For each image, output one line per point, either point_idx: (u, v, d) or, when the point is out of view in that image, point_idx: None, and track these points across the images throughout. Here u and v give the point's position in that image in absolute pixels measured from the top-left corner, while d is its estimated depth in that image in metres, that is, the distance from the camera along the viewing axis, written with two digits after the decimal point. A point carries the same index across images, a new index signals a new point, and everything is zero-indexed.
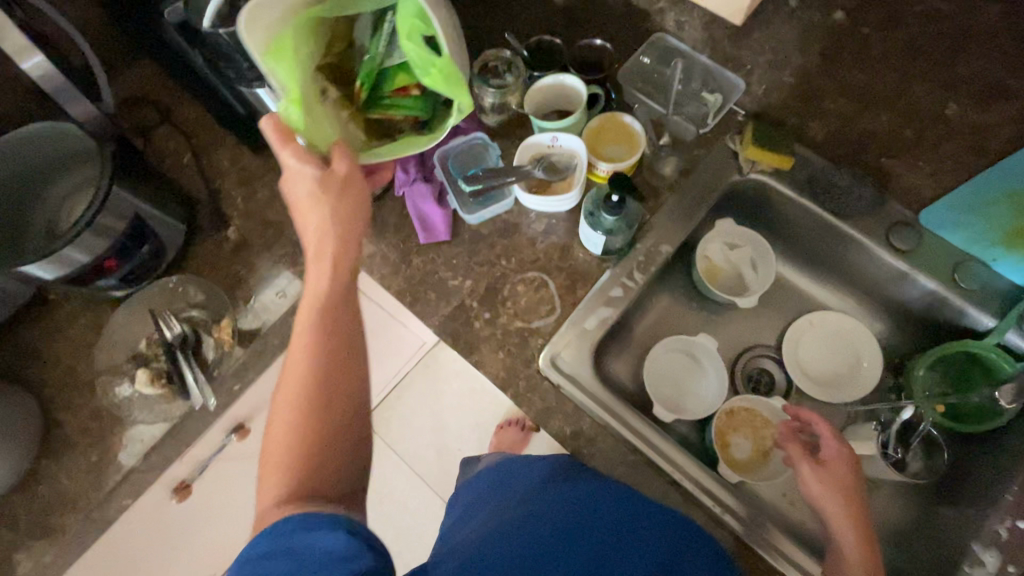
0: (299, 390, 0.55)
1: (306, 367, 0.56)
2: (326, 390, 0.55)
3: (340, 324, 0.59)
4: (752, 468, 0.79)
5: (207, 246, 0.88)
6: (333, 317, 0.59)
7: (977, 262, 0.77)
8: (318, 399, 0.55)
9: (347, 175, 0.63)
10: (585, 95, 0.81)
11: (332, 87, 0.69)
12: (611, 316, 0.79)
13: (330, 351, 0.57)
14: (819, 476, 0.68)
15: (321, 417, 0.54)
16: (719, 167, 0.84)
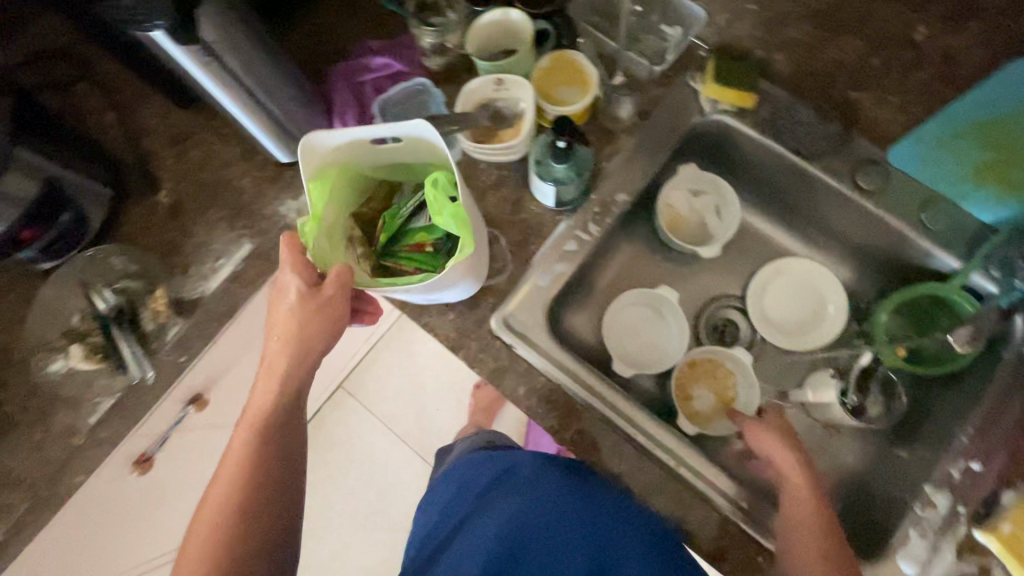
0: (229, 495, 0.57)
1: (241, 473, 0.57)
2: (256, 506, 0.57)
3: (280, 443, 0.60)
4: (715, 420, 0.79)
5: (138, 212, 0.82)
6: (277, 431, 0.60)
7: (946, 200, 0.74)
8: (245, 515, 0.56)
9: (329, 301, 0.60)
10: (530, 30, 0.75)
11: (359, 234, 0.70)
12: (566, 272, 0.76)
13: (266, 463, 0.58)
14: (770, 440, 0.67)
15: (247, 534, 0.56)
16: (679, 107, 0.79)
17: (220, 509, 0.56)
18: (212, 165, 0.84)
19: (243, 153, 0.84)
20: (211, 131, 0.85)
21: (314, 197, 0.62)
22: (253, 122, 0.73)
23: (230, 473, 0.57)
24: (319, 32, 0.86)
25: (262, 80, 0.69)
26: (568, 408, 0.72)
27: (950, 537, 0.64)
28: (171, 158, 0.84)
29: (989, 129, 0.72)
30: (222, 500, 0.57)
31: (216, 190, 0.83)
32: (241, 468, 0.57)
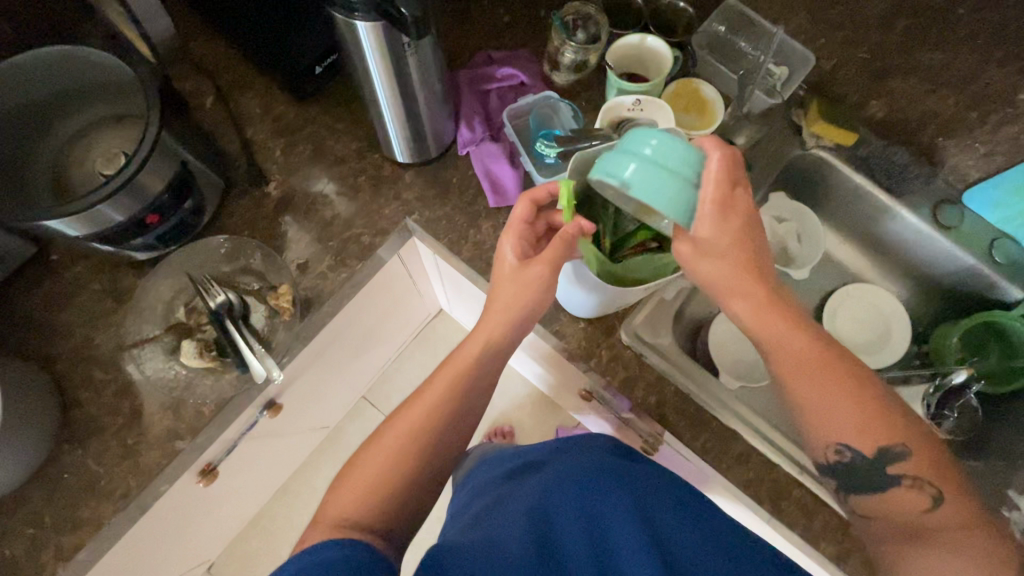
0: (410, 430, 0.62)
1: (430, 414, 0.63)
2: (436, 445, 0.63)
3: (462, 399, 0.65)
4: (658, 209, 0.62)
5: (246, 204, 0.78)
6: (467, 389, 0.65)
7: (1010, 239, 0.84)
8: (417, 449, 0.62)
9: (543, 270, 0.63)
10: (667, 59, 0.78)
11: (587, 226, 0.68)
12: (688, 286, 0.80)
13: (440, 416, 0.63)
14: (716, 270, 0.58)
15: (423, 467, 0.61)
16: (784, 138, 0.86)
17: (388, 441, 0.62)
18: (326, 159, 0.81)
19: (359, 150, 0.82)
20: (325, 125, 0.82)
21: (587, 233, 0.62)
22: (395, 121, 0.73)
23: (418, 414, 0.63)
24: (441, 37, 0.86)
25: (425, 83, 0.70)
26: (697, 418, 0.75)
27: None
28: (280, 149, 0.81)
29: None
30: (405, 433, 0.62)
31: (328, 187, 0.80)
32: (433, 409, 0.63)
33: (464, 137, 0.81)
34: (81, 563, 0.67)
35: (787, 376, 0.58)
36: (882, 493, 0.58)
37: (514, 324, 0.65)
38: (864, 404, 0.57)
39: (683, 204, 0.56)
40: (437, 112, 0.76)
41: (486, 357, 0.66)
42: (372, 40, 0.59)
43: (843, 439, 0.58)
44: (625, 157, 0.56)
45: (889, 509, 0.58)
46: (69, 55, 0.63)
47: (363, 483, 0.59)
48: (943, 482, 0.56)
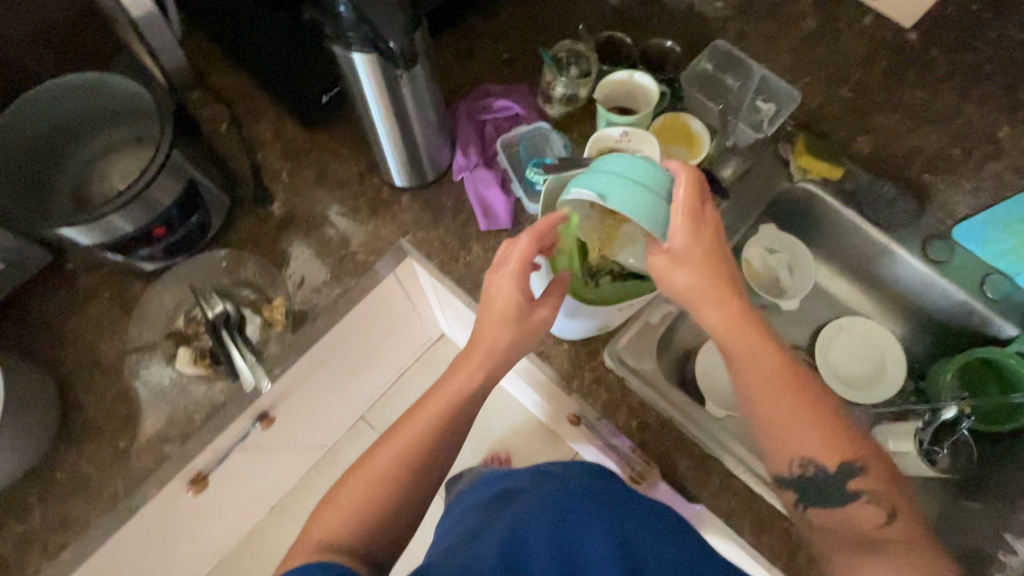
0: (394, 461, 0.62)
1: (414, 446, 0.63)
2: (419, 479, 0.62)
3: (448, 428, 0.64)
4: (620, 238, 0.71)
5: (250, 221, 0.83)
6: (454, 419, 0.64)
7: (1002, 275, 0.84)
8: (401, 483, 0.62)
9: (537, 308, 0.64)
10: (656, 94, 0.81)
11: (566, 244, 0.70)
12: (672, 313, 0.81)
13: (425, 448, 0.63)
14: (690, 280, 0.59)
15: (406, 496, 0.62)
16: (772, 172, 0.88)
17: (373, 470, 0.62)
18: (328, 182, 0.86)
19: (359, 174, 0.86)
20: (329, 150, 0.87)
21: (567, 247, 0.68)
22: (391, 146, 0.77)
23: (402, 445, 0.63)
24: (443, 72, 0.91)
25: (420, 111, 0.75)
26: (679, 444, 0.74)
27: None
28: (285, 172, 0.86)
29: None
30: (389, 464, 0.62)
31: (329, 208, 0.84)
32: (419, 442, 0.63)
33: (459, 164, 0.85)
34: (64, 563, 0.69)
35: (758, 392, 0.59)
36: (842, 507, 0.59)
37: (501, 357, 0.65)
38: (815, 419, 0.59)
39: (657, 217, 0.59)
40: (433, 140, 0.80)
41: (475, 389, 0.65)
42: (369, 69, 0.64)
43: (801, 452, 0.59)
44: (599, 174, 0.60)
45: (845, 522, 0.59)
46: (96, 81, 0.69)
47: (347, 511, 0.60)
48: (903, 508, 0.58)
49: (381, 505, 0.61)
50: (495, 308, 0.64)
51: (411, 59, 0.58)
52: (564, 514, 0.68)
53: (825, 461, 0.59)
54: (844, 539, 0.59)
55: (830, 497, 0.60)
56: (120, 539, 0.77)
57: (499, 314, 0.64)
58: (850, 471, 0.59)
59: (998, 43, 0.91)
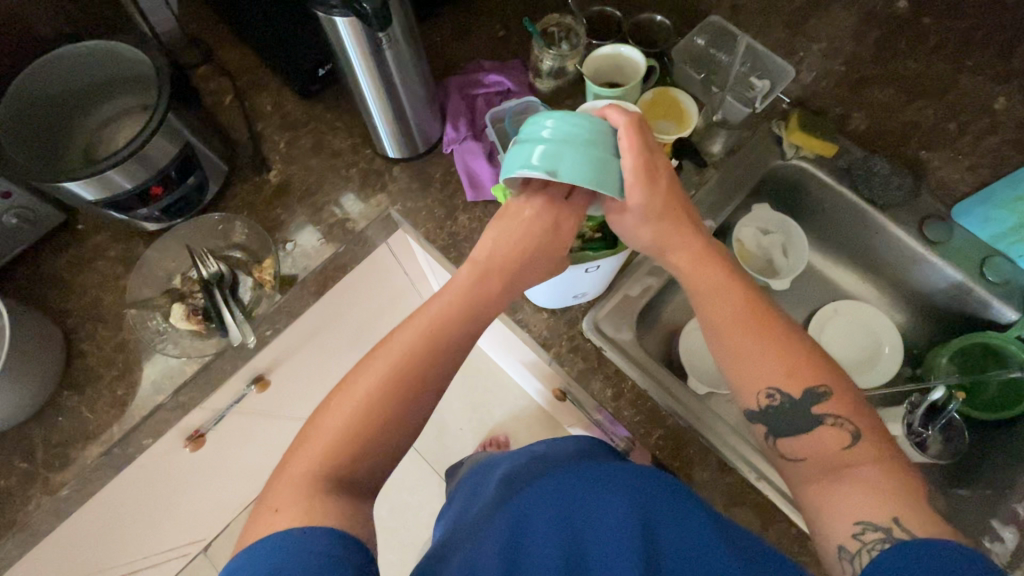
0: (380, 383, 0.54)
1: (394, 367, 0.55)
2: (404, 404, 0.54)
3: (432, 351, 0.56)
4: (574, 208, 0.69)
5: (247, 188, 0.86)
6: (439, 340, 0.57)
7: (1002, 256, 0.81)
8: (384, 407, 0.53)
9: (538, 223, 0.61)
10: (643, 67, 0.81)
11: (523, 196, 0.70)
12: (654, 285, 0.82)
13: (407, 368, 0.55)
14: (658, 231, 0.61)
15: (396, 427, 0.53)
16: (764, 148, 0.87)
17: (353, 399, 0.53)
18: (323, 151, 0.89)
19: (353, 145, 0.89)
20: (325, 121, 0.90)
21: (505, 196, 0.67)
22: (380, 116, 0.79)
23: (384, 368, 0.54)
24: (435, 48, 0.93)
25: (405, 81, 0.76)
26: (653, 414, 0.74)
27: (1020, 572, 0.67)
28: (283, 141, 0.89)
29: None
30: (372, 387, 0.53)
31: (323, 176, 0.87)
32: (400, 360, 0.55)
33: (448, 137, 0.86)
34: (64, 500, 0.73)
35: (721, 326, 0.58)
36: (808, 433, 0.56)
37: (491, 281, 0.61)
38: (782, 349, 0.57)
39: (611, 177, 0.57)
40: (422, 111, 0.82)
41: (463, 313, 0.59)
42: (350, 33, 0.66)
43: (773, 381, 0.57)
44: (535, 145, 0.55)
45: (811, 448, 0.56)
46: (105, 48, 0.73)
47: (327, 442, 0.51)
48: (868, 426, 0.54)
49: (363, 430, 0.52)
50: (501, 232, 0.62)
51: (384, 22, 0.61)
52: (565, 491, 0.59)
53: (789, 388, 0.56)
54: (815, 477, 0.55)
55: (796, 426, 0.57)
56: (118, 485, 0.81)
57: (521, 245, 0.61)
58: (813, 395, 0.56)
59: (998, 12, 0.89)
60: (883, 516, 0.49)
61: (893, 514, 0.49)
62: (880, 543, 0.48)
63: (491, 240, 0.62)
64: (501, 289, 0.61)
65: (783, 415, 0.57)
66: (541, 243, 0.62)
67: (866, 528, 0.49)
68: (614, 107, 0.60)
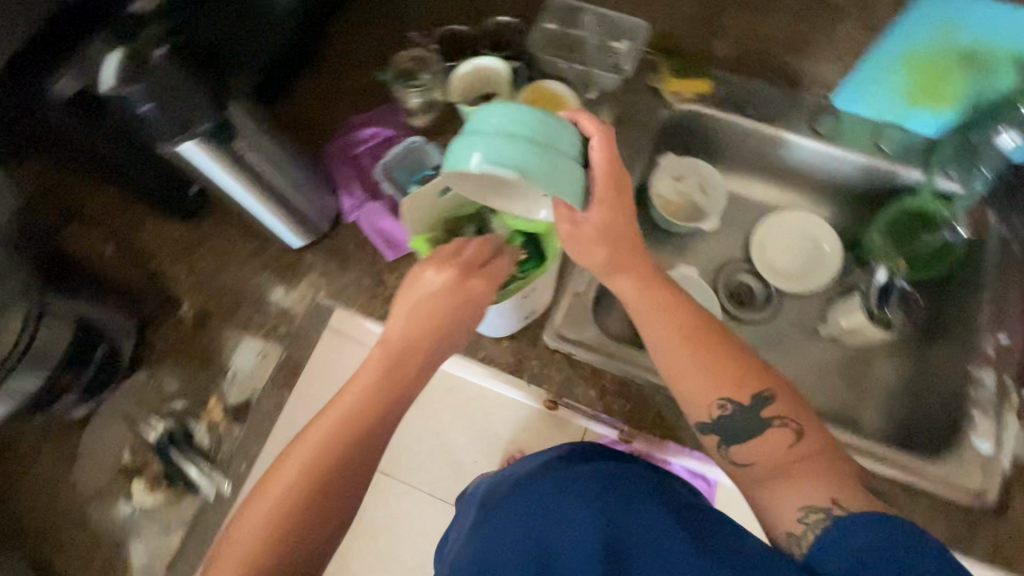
0: (298, 483, 0.52)
1: (315, 467, 0.53)
2: (330, 506, 0.53)
3: (359, 446, 0.54)
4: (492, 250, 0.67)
5: (162, 334, 0.81)
6: (362, 432, 0.55)
7: (892, 127, 0.85)
8: (305, 511, 0.52)
9: (446, 283, 0.58)
10: (506, 70, 0.81)
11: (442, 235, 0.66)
12: (598, 274, 0.81)
13: (330, 467, 0.53)
14: (603, 257, 0.60)
15: (322, 522, 0.52)
16: (650, 102, 0.88)
17: (268, 500, 0.52)
18: (228, 266, 0.84)
19: (256, 248, 0.85)
20: (218, 235, 0.86)
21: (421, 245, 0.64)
22: (271, 215, 0.76)
23: (299, 467, 0.53)
24: (301, 121, 0.89)
25: (280, 172, 0.73)
26: (642, 397, 0.75)
27: (1007, 407, 0.72)
28: (183, 271, 0.84)
29: (911, 58, 0.77)
30: (289, 491, 0.52)
31: (240, 292, 0.83)
32: (321, 456, 0.53)
33: (348, 205, 0.84)
34: None
35: (667, 346, 0.58)
36: (759, 437, 0.55)
37: (406, 357, 0.58)
38: (729, 359, 0.57)
39: (570, 176, 0.53)
40: (311, 193, 0.79)
41: (384, 396, 0.57)
42: (204, 153, 0.63)
43: (725, 389, 0.56)
44: (471, 142, 0.51)
45: (758, 450, 0.55)
46: None
47: (243, 548, 0.50)
48: (810, 426, 0.55)
49: (281, 539, 0.51)
50: (415, 298, 0.59)
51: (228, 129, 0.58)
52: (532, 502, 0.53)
53: (738, 396, 0.56)
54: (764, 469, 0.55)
55: (745, 430, 0.56)
56: None
57: (424, 313, 0.59)
58: (760, 401, 0.56)
59: None
60: (821, 498, 0.49)
61: (832, 496, 0.49)
62: (824, 521, 0.47)
63: (406, 313, 0.59)
64: (415, 359, 0.59)
65: (740, 423, 0.56)
66: (453, 306, 0.59)
67: (809, 511, 0.49)
68: (587, 112, 0.57)
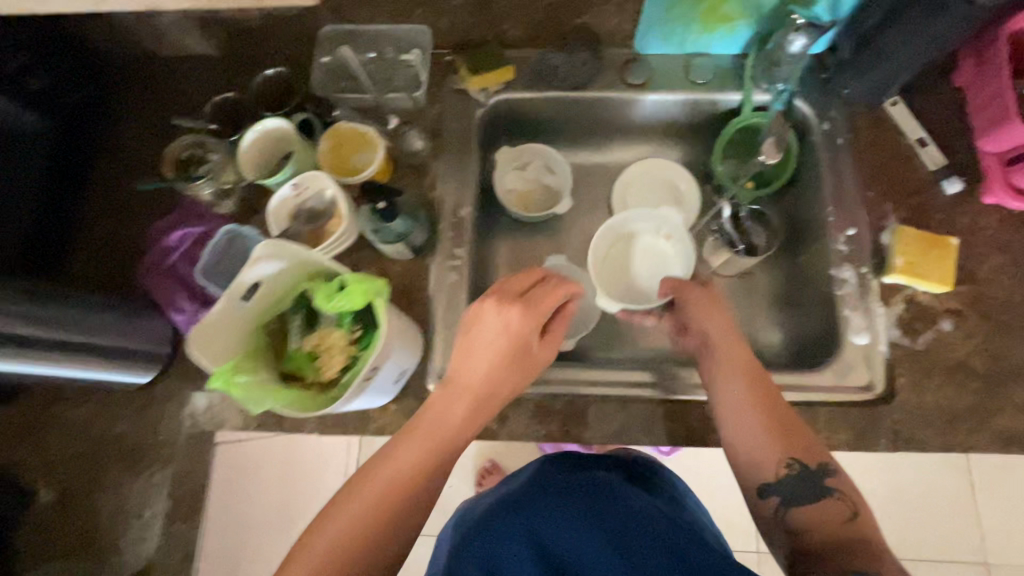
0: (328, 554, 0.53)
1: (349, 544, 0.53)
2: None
3: (404, 505, 0.56)
4: (322, 349, 0.58)
5: (30, 530, 0.73)
6: (393, 502, 0.56)
7: (698, 56, 0.84)
8: None
9: (504, 333, 0.61)
10: (291, 127, 0.74)
11: (260, 355, 0.57)
12: (465, 302, 0.78)
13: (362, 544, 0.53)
14: (716, 323, 0.71)
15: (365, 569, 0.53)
16: (460, 107, 0.83)
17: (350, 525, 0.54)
18: (76, 431, 0.76)
19: (100, 401, 0.76)
20: (54, 401, 0.77)
21: (229, 370, 0.52)
22: (92, 369, 0.69)
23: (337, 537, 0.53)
24: (103, 245, 0.80)
25: (82, 329, 0.66)
26: (544, 410, 0.73)
27: (871, 296, 0.74)
28: (28, 456, 0.75)
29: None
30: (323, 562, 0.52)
31: (98, 454, 0.75)
32: (356, 521, 0.54)
33: (183, 322, 0.76)
34: None
35: (734, 408, 0.65)
36: (818, 503, 0.59)
37: (442, 440, 0.59)
38: (798, 427, 0.63)
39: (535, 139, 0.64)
40: (133, 328, 0.71)
41: (428, 465, 0.58)
42: None
43: (784, 449, 0.61)
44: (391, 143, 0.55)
45: (818, 520, 0.58)
46: None
47: None
48: (863, 508, 0.58)
49: None
50: (469, 344, 0.61)
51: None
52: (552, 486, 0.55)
53: (805, 457, 0.61)
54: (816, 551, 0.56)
55: (804, 495, 0.59)
56: None
57: (519, 334, 0.61)
58: (819, 472, 0.60)
59: None
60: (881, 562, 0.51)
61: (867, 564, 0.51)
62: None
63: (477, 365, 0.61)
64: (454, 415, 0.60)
65: (799, 488, 0.60)
66: (490, 372, 0.61)
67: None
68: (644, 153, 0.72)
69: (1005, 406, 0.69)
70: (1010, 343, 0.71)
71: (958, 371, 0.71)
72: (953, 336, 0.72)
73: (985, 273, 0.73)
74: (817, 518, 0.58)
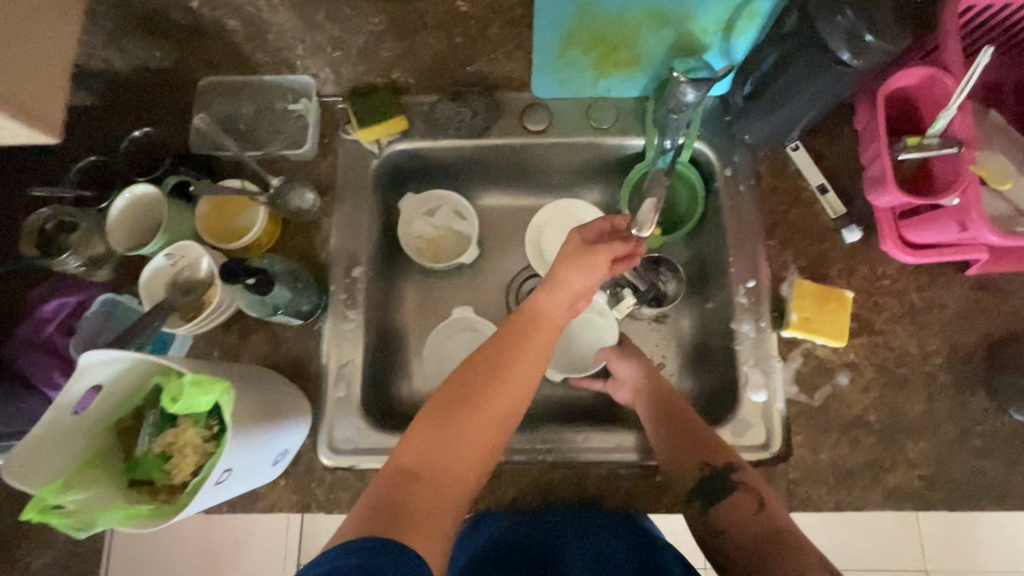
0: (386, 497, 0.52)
1: (396, 496, 0.52)
2: (416, 522, 0.50)
3: (454, 459, 0.55)
4: (173, 451, 0.55)
5: None
6: (484, 415, 0.57)
7: (599, 99, 0.81)
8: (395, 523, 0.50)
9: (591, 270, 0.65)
10: (161, 193, 0.71)
11: (104, 463, 0.54)
12: (359, 368, 0.75)
13: (434, 475, 0.54)
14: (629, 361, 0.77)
15: (450, 472, 0.54)
16: (354, 158, 0.80)
17: (478, 396, 0.57)
18: None
19: None
20: None
21: (48, 493, 0.48)
22: None
23: (409, 458, 0.55)
24: None
25: None
26: None
27: (769, 351, 0.73)
28: None
29: (574, 37, 0.71)
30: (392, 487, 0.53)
31: None
32: (418, 464, 0.54)
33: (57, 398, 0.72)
34: None
35: (658, 428, 0.70)
36: (729, 500, 0.63)
37: (532, 363, 0.61)
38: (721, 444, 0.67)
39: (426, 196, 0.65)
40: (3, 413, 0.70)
41: (509, 393, 0.58)
42: None
43: (700, 455, 0.66)
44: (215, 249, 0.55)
45: (739, 522, 0.61)
46: None
47: (372, 506, 0.51)
48: (769, 497, 0.63)
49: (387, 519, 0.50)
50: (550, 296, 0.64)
51: None
52: (520, 534, 0.70)
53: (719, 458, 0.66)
54: (744, 552, 0.59)
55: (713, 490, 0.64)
56: None
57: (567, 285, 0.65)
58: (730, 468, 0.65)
59: None
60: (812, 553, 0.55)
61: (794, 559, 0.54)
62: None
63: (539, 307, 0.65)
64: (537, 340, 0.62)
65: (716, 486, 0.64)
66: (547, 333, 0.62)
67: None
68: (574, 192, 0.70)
69: (897, 463, 0.69)
70: (904, 397, 0.70)
71: (852, 428, 0.70)
72: (850, 391, 0.71)
73: (882, 325, 0.72)
74: (732, 515, 0.62)
